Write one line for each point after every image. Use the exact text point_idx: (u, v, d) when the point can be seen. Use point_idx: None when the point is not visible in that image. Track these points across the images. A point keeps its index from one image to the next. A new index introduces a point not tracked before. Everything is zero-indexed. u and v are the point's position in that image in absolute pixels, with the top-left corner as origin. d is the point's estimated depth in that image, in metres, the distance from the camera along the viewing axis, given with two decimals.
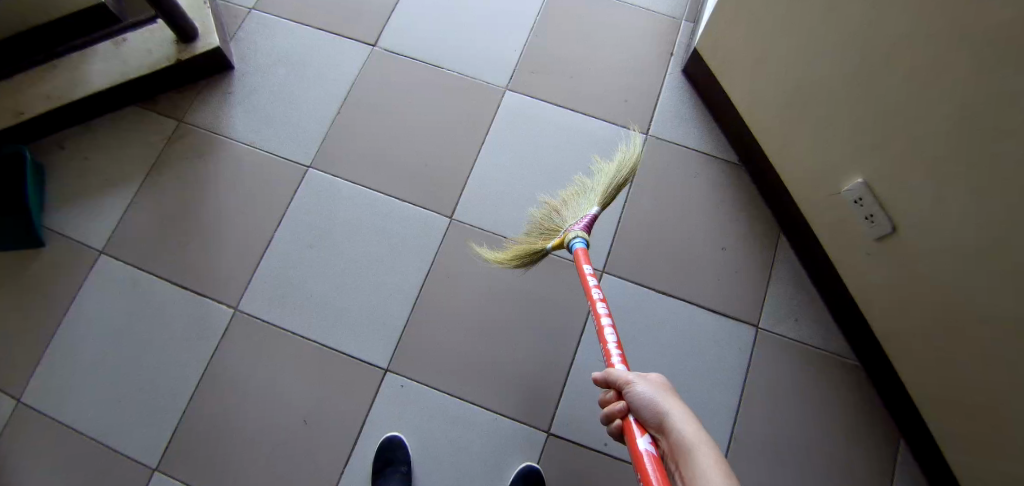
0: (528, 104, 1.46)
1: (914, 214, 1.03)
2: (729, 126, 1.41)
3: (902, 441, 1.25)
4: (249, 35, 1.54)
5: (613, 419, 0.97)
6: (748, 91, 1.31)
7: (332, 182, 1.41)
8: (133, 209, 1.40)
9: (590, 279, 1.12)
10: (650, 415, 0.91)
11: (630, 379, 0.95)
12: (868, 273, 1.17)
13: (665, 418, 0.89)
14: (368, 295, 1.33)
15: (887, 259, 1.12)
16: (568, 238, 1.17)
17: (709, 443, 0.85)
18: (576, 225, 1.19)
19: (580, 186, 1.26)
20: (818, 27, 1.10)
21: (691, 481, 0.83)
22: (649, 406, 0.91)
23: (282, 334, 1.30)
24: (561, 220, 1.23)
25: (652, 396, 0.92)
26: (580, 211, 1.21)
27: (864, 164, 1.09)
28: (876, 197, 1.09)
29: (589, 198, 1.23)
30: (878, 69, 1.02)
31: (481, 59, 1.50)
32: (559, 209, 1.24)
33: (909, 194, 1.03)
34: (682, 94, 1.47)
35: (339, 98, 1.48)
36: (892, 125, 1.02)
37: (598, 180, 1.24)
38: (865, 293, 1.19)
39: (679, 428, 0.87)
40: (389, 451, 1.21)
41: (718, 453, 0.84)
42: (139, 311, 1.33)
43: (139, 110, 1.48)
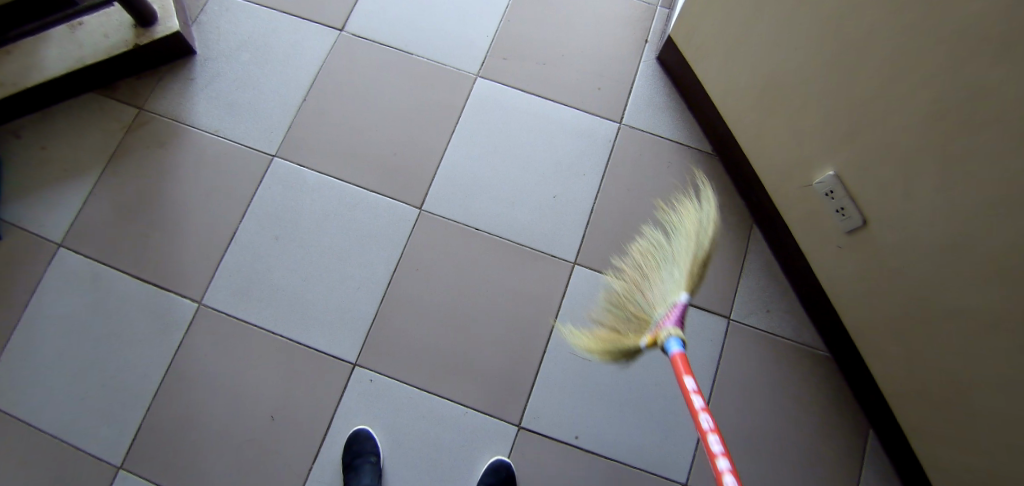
0: (500, 92, 1.43)
1: (884, 207, 1.02)
2: (703, 115, 1.39)
3: (870, 429, 1.27)
4: (212, 20, 1.48)
5: None
6: (721, 78, 1.29)
7: (298, 172, 1.37)
8: (92, 201, 1.35)
9: (696, 400, 0.88)
10: None
11: None
12: (838, 265, 1.16)
13: None
14: (335, 288, 1.30)
15: (858, 253, 1.11)
16: (662, 336, 0.99)
17: None
18: (667, 318, 1.01)
19: (660, 262, 1.11)
20: (793, 13, 1.08)
21: None
22: None
23: (247, 329, 1.28)
24: (649, 308, 1.06)
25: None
26: (669, 297, 1.04)
27: (835, 156, 1.08)
28: (847, 190, 1.07)
29: (673, 276, 1.07)
30: (851, 60, 1.00)
31: (451, 45, 1.46)
32: (643, 292, 1.08)
33: (879, 187, 1.02)
34: (656, 81, 1.45)
35: (305, 85, 1.44)
36: (863, 118, 1.01)
37: (676, 257, 1.09)
38: (835, 285, 1.19)
39: None
40: (358, 444, 1.20)
41: None
42: (100, 306, 1.29)
43: (96, 96, 1.42)
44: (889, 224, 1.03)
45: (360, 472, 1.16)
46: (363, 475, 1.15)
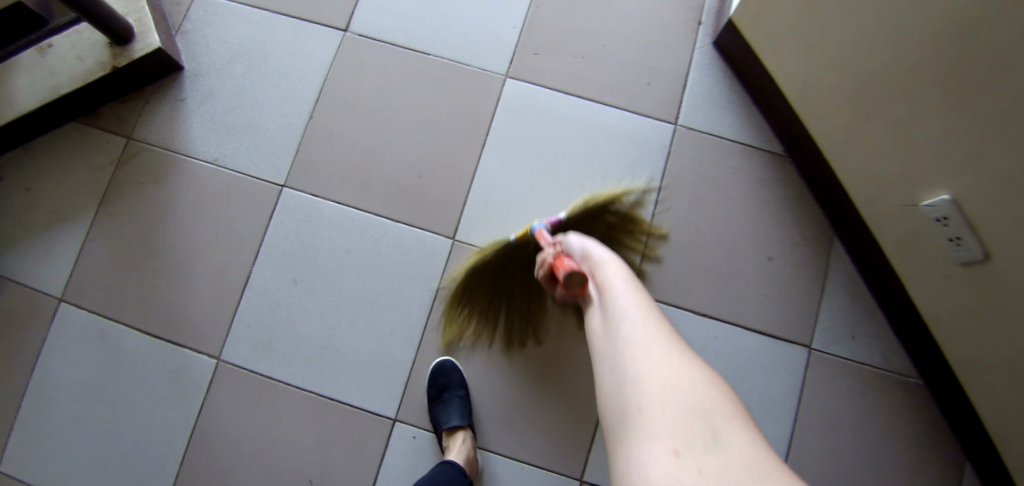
0: (535, 93, 1.25)
1: (1014, 242, 0.85)
2: (772, 112, 1.21)
3: (969, 465, 1.13)
4: (199, 27, 1.30)
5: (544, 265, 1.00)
6: (803, 73, 1.09)
7: (314, 203, 1.21)
8: (90, 249, 1.21)
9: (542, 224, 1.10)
10: (581, 257, 0.99)
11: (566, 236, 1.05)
12: (943, 296, 1.01)
13: (592, 255, 0.98)
14: (366, 336, 1.18)
15: (971, 288, 0.95)
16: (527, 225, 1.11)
17: (630, 276, 0.93)
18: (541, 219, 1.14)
19: None
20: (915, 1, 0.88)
21: (604, 287, 0.92)
22: (580, 250, 1.00)
23: (275, 386, 1.16)
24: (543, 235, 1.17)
25: (641, 309, 0.87)
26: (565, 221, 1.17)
27: (952, 178, 0.90)
28: (964, 217, 0.90)
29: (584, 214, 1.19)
30: (987, 68, 0.81)
31: (475, 41, 1.27)
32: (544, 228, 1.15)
33: (1011, 221, 0.85)
34: (714, 73, 1.26)
35: (311, 99, 1.26)
36: (999, 138, 0.82)
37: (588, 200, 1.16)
38: (936, 316, 1.04)
39: (610, 266, 0.95)
40: (444, 376, 1.14)
41: (636, 284, 0.92)
42: (113, 368, 1.18)
43: (79, 126, 1.25)
44: (1018, 262, 0.86)
45: (447, 407, 1.11)
46: (451, 409, 1.11)
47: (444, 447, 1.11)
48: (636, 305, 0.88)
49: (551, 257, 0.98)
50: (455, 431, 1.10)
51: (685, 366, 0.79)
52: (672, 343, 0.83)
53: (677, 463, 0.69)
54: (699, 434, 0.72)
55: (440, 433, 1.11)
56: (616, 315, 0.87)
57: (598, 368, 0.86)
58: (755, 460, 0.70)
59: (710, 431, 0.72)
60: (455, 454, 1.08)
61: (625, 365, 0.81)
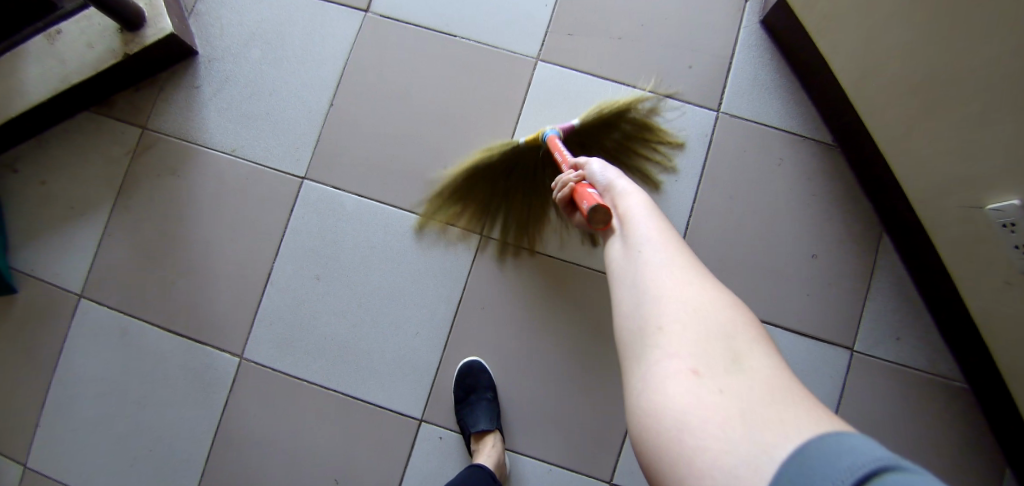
0: (567, 78, 1.17)
1: None
2: (823, 99, 1.12)
3: (1009, 470, 1.08)
4: (213, 8, 1.23)
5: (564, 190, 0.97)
6: (859, 60, 1.01)
7: (335, 196, 1.17)
8: (109, 242, 1.19)
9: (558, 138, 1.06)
10: (600, 181, 0.95)
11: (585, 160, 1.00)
12: (1003, 303, 0.94)
13: (611, 182, 0.94)
14: (390, 335, 1.14)
15: None
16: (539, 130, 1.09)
17: (652, 203, 0.90)
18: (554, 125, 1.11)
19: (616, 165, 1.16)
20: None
21: (624, 216, 0.89)
22: (599, 175, 0.96)
23: (298, 385, 1.14)
24: None
25: (661, 235, 0.84)
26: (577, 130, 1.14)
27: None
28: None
29: None
30: None
31: (503, 22, 1.19)
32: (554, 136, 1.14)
33: None
34: (760, 54, 1.17)
35: (331, 85, 1.20)
36: None
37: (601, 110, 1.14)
38: (992, 320, 0.96)
39: (631, 194, 0.91)
40: (472, 377, 1.10)
41: (657, 212, 0.89)
42: (135, 364, 1.16)
43: (93, 115, 1.21)
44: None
45: (475, 409, 1.08)
46: (479, 412, 1.07)
47: (472, 451, 1.08)
48: (659, 233, 0.85)
49: (572, 181, 0.96)
50: (485, 435, 1.07)
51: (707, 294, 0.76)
52: (694, 271, 0.80)
53: (697, 383, 0.68)
54: (720, 357, 0.70)
55: (468, 437, 1.08)
56: (635, 239, 0.85)
57: (615, 288, 0.84)
58: (774, 380, 0.69)
59: (729, 354, 0.71)
60: (485, 458, 1.05)
61: (643, 288, 0.79)
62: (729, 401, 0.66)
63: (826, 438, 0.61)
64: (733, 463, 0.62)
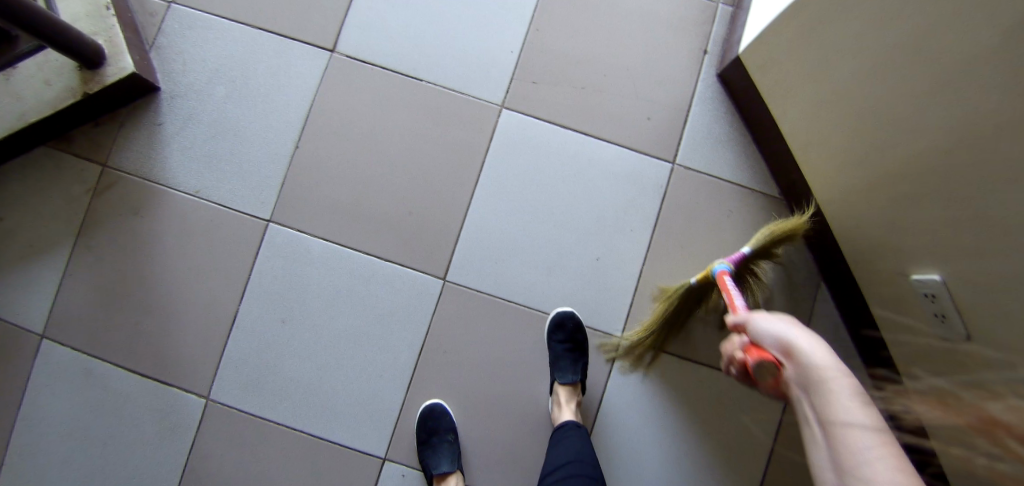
0: (532, 127, 1.20)
1: (994, 326, 0.87)
2: (773, 155, 1.18)
3: None
4: (173, 42, 1.22)
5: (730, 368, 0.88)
6: (808, 125, 1.07)
7: (301, 241, 1.18)
8: (72, 283, 1.18)
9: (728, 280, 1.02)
10: (775, 343, 0.80)
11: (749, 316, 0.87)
12: (920, 361, 1.01)
13: (792, 345, 0.78)
14: (354, 377, 1.17)
15: (946, 362, 0.96)
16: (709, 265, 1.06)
17: (847, 373, 0.72)
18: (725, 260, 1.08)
19: None
20: (928, 79, 0.85)
21: (823, 408, 0.71)
22: (773, 333, 0.81)
23: (262, 424, 1.16)
24: None
25: (869, 427, 0.67)
26: None
27: (941, 258, 0.91)
28: (950, 293, 0.92)
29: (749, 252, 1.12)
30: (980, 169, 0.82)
31: (471, 67, 1.21)
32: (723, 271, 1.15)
33: (992, 309, 0.86)
34: (715, 107, 1.22)
35: (297, 127, 1.20)
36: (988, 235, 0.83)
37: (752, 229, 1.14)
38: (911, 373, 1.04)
39: (813, 358, 0.74)
40: (433, 420, 1.14)
41: (857, 384, 0.71)
42: (100, 404, 1.17)
43: (51, 151, 1.20)
44: (997, 343, 0.87)
45: (437, 451, 1.12)
46: (441, 455, 1.12)
47: None
48: (873, 434, 0.66)
49: (743, 352, 0.83)
50: (447, 476, 1.12)
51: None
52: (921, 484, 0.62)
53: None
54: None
55: (430, 478, 1.12)
56: (834, 431, 0.69)
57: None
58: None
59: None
60: None
61: (851, 463, 0.66)
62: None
63: None
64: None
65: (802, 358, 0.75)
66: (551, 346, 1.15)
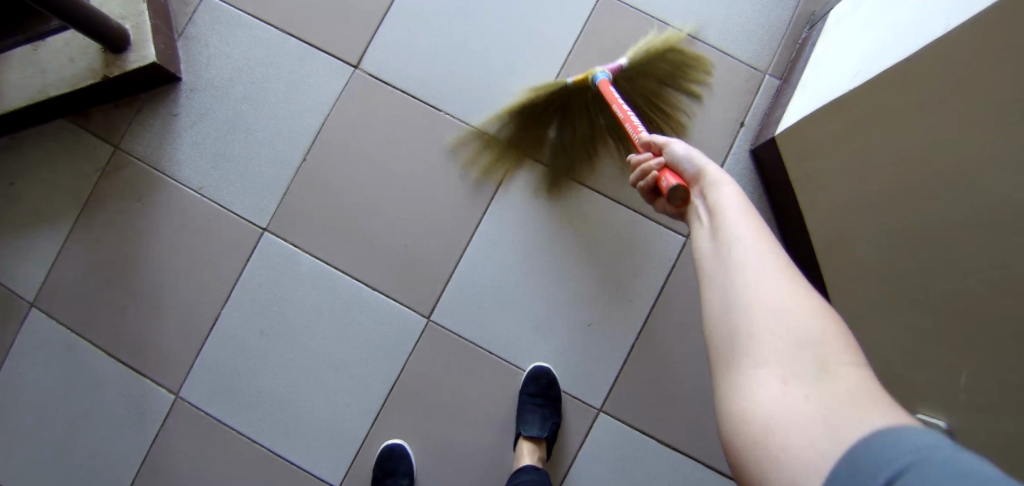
0: (544, 176, 1.16)
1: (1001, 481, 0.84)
2: (793, 247, 1.10)
3: None
4: (202, 37, 1.22)
5: (641, 180, 0.91)
6: (833, 230, 0.96)
7: (292, 255, 1.16)
8: (68, 256, 1.19)
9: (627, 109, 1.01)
10: (688, 164, 0.84)
11: (670, 141, 0.89)
12: None
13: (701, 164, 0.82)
14: (322, 401, 1.14)
15: None
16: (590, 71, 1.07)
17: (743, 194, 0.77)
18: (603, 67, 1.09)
19: None
20: (976, 219, 0.74)
21: (719, 211, 0.76)
22: (685, 154, 0.85)
23: (225, 433, 1.14)
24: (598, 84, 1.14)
25: (758, 233, 0.72)
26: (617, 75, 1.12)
27: (951, 406, 0.86)
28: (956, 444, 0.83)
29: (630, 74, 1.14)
30: None
31: (492, 103, 1.17)
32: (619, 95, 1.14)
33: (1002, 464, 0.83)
34: (742, 185, 1.14)
35: (307, 139, 1.18)
36: None
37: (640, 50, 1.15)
38: None
39: (722, 179, 0.79)
40: (391, 461, 1.10)
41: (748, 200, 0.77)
42: (74, 382, 1.17)
43: (70, 126, 1.21)
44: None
45: None
46: None
47: None
48: (754, 229, 0.73)
49: (656, 170, 0.87)
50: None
51: (851, 338, 0.65)
52: (793, 274, 0.69)
53: (784, 391, 0.61)
54: (808, 370, 0.61)
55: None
56: (725, 236, 0.73)
57: (705, 292, 0.73)
58: (873, 393, 0.59)
59: (819, 368, 0.61)
60: None
61: (728, 256, 0.71)
62: (821, 412, 0.58)
63: (882, 436, 0.53)
64: (812, 462, 0.55)
65: (709, 177, 0.80)
66: (521, 399, 1.09)
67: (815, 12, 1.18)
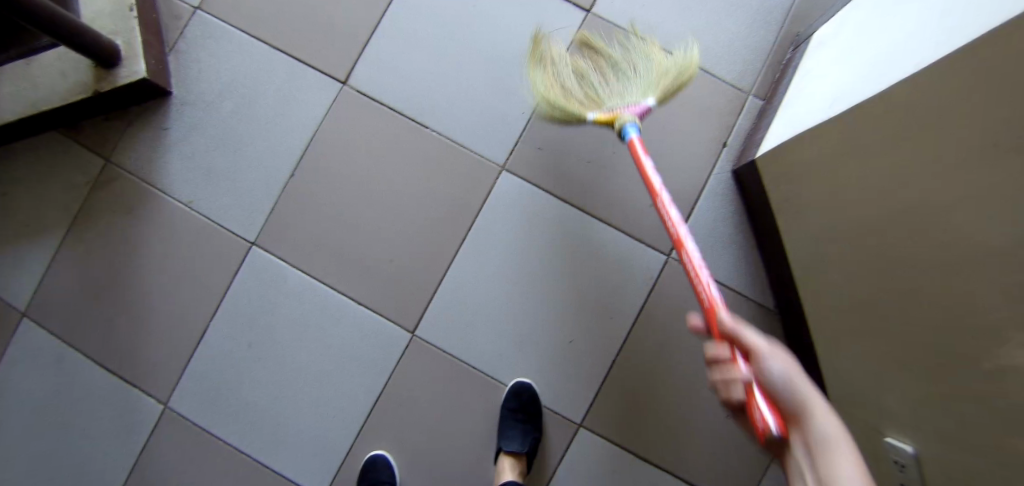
0: (528, 193, 1.17)
1: None
2: (773, 267, 1.11)
3: None
4: (193, 51, 1.24)
5: (719, 388, 0.80)
6: (811, 254, 0.98)
7: (279, 269, 1.18)
8: (59, 268, 1.21)
9: (679, 225, 0.93)
10: (786, 394, 0.74)
11: (764, 349, 0.78)
12: None
13: (805, 403, 0.73)
14: (307, 413, 1.16)
15: None
16: (622, 124, 1.03)
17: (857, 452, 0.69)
18: (630, 112, 1.05)
19: (589, 81, 1.11)
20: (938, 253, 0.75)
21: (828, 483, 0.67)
22: (784, 384, 0.75)
23: (211, 444, 1.16)
24: (604, 94, 1.09)
25: None
26: (629, 96, 1.07)
27: (919, 433, 0.83)
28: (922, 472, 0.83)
29: (637, 83, 1.08)
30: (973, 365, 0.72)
31: (479, 121, 1.18)
32: (601, 85, 1.10)
33: None
34: (724, 205, 1.16)
35: (295, 154, 1.20)
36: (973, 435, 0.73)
37: (654, 66, 1.09)
38: None
39: (829, 428, 0.71)
40: (374, 471, 1.12)
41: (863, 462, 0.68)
42: (65, 392, 1.19)
43: (62, 139, 1.23)
44: None
45: None
46: None
47: None
48: None
49: (743, 395, 0.77)
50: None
51: None
52: None
53: None
54: None
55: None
56: None
57: None
58: None
59: None
60: None
61: None
62: None
63: None
64: None
65: (816, 425, 0.71)
66: (501, 415, 1.11)
67: (800, 33, 1.18)
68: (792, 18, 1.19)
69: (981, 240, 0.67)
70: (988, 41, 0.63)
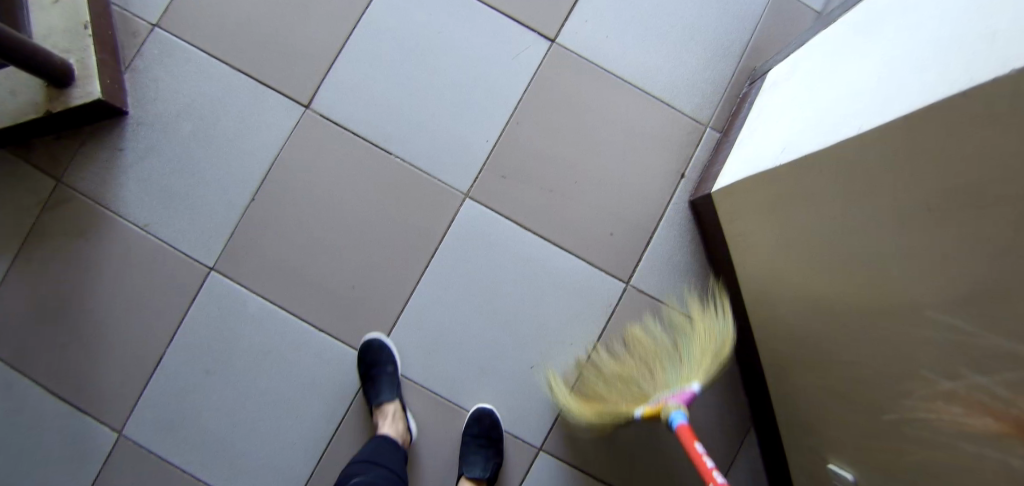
0: (491, 221, 1.18)
1: None
2: (727, 295, 1.14)
3: None
4: (150, 70, 1.21)
5: None
6: (759, 288, 1.01)
7: (239, 294, 1.16)
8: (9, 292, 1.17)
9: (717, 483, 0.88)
10: None
11: None
12: None
13: None
14: (267, 441, 1.15)
15: None
16: (667, 412, 0.96)
17: None
18: (673, 397, 0.99)
19: (625, 367, 1.07)
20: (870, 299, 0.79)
21: None
22: None
23: (167, 472, 1.14)
24: (647, 383, 1.03)
25: None
26: (673, 383, 1.01)
27: (858, 462, 0.88)
28: None
29: (682, 370, 1.02)
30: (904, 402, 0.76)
31: (442, 149, 1.19)
32: (642, 378, 1.04)
33: None
34: (681, 234, 1.19)
35: (256, 178, 1.19)
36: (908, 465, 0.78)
37: (695, 342, 1.05)
38: None
39: None
40: (371, 355, 1.13)
41: None
42: (13, 420, 1.15)
43: (11, 158, 1.19)
44: None
45: (378, 385, 1.11)
46: (382, 386, 1.11)
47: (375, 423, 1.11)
48: None
49: None
50: (385, 407, 1.11)
51: None
52: None
53: None
54: None
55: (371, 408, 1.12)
56: None
57: None
58: None
59: None
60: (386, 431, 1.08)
61: None
62: None
63: None
64: None
65: None
66: (464, 440, 1.12)
67: (756, 68, 1.23)
68: (748, 54, 1.23)
69: (914, 293, 0.71)
70: (899, 119, 0.66)
